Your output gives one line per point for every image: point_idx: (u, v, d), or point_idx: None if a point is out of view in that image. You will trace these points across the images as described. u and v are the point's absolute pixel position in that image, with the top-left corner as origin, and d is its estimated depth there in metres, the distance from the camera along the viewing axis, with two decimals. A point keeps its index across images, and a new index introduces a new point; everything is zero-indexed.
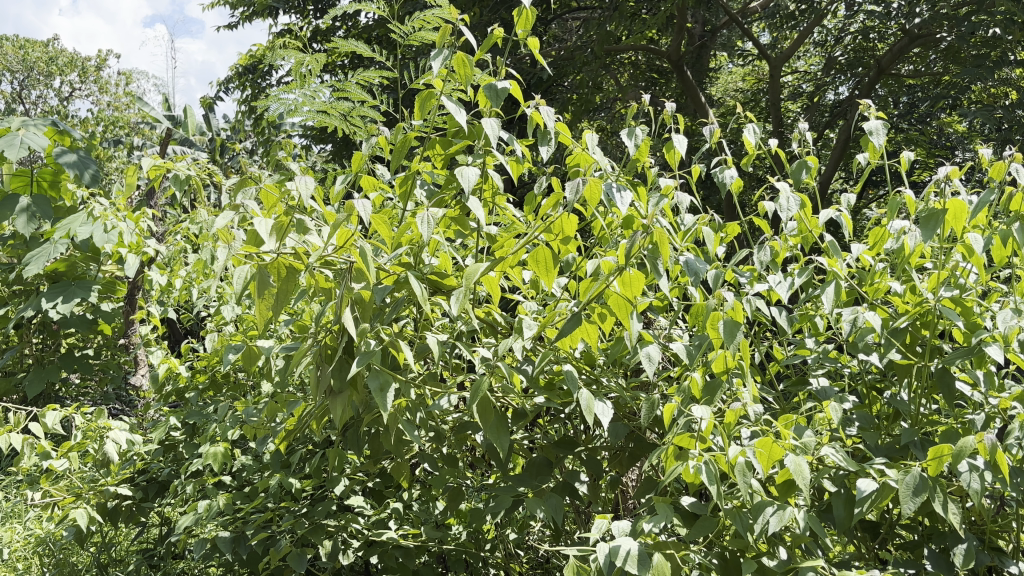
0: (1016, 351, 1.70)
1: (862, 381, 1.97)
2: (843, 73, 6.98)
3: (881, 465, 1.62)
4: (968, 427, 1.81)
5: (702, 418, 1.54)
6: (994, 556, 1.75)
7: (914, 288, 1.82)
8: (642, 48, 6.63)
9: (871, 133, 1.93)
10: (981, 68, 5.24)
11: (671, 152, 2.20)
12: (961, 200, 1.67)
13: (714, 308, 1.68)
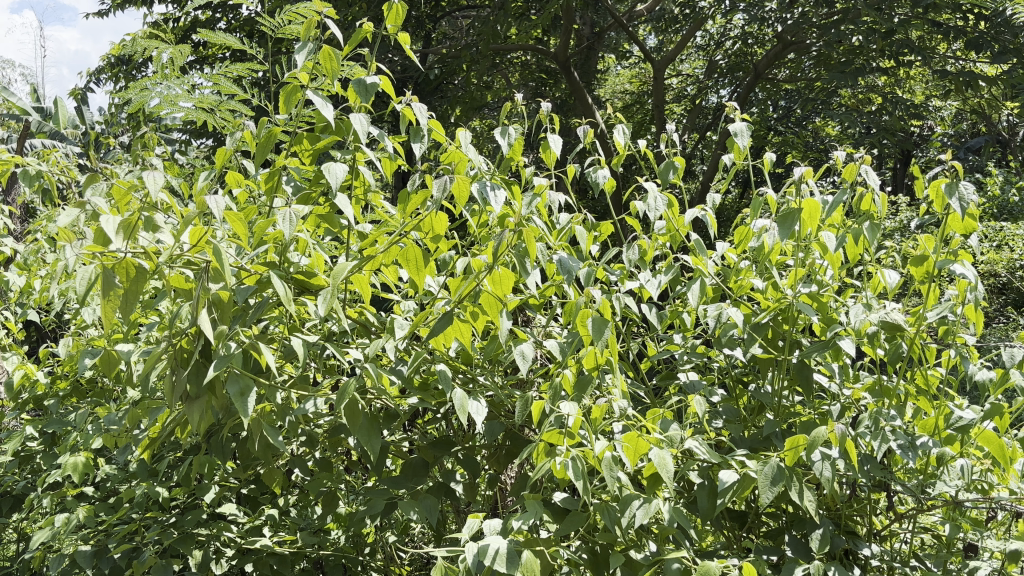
0: (866, 345, 1.80)
1: (729, 375, 2.04)
2: (724, 77, 7.22)
3: (742, 456, 1.68)
4: (825, 418, 1.89)
5: (570, 414, 1.56)
6: (849, 539, 1.84)
7: (774, 285, 1.89)
8: (530, 48, 6.69)
9: (735, 134, 1.99)
10: (847, 74, 5.50)
11: (547, 151, 2.21)
12: (815, 200, 1.75)
13: (583, 306, 1.69)
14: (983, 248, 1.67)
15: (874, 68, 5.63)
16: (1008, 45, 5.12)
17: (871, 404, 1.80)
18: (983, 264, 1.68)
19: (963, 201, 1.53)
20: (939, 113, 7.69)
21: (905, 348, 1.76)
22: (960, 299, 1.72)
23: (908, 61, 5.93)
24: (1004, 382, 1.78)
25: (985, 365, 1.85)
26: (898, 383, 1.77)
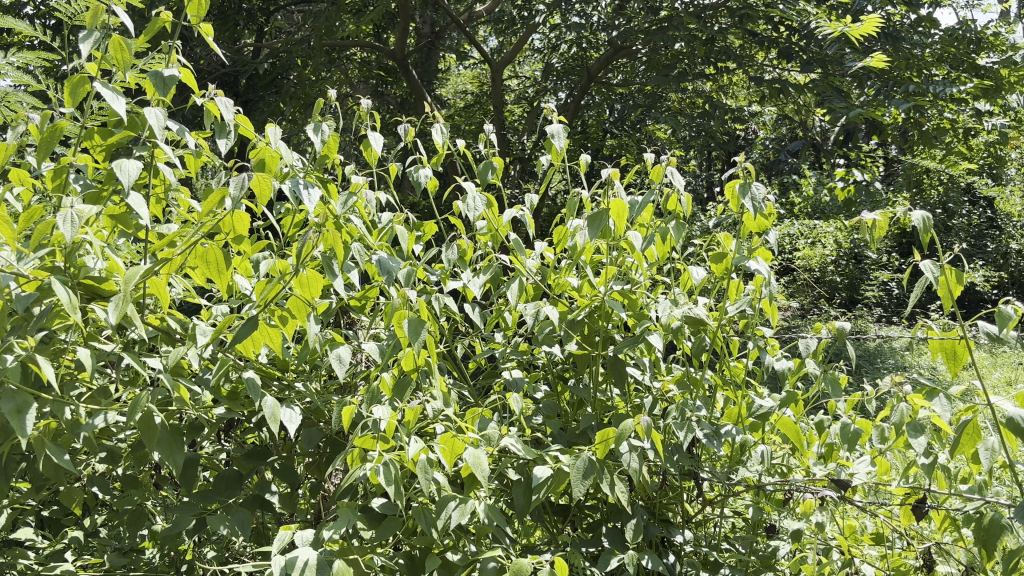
0: (674, 338, 1.87)
1: (551, 372, 2.07)
2: (560, 80, 7.37)
3: (556, 452, 1.71)
4: (640, 412, 1.95)
5: (382, 418, 1.53)
6: (662, 528, 1.91)
7: (590, 282, 1.93)
8: (367, 46, 6.59)
9: (552, 135, 2.02)
10: (668, 78, 5.69)
11: (368, 149, 2.16)
12: (623, 200, 1.81)
13: (397, 306, 1.67)
14: (776, 245, 1.77)
15: (696, 74, 5.92)
16: (814, 55, 5.52)
17: (679, 396, 1.88)
18: (777, 260, 1.78)
19: (755, 201, 1.62)
20: (759, 118, 8.17)
21: (709, 340, 1.85)
22: (757, 294, 1.83)
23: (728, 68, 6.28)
24: (799, 371, 1.90)
25: (782, 356, 1.97)
26: (703, 375, 1.86)
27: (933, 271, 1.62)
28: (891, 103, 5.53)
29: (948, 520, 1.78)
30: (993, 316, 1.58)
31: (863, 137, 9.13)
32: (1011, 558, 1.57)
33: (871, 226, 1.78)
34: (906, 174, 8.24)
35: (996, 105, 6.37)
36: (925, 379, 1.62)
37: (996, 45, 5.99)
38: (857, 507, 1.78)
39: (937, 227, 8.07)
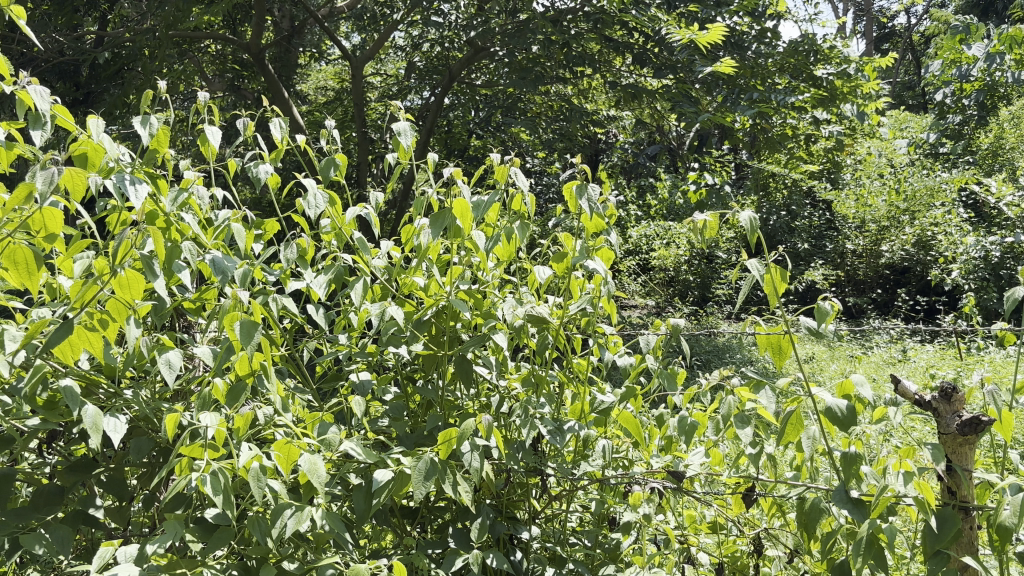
0: (518, 337, 1.88)
1: (399, 373, 2.03)
2: (422, 79, 7.34)
3: (398, 454, 1.68)
4: (486, 410, 1.96)
5: (209, 425, 1.46)
6: (509, 525, 1.92)
7: (435, 282, 1.91)
8: (221, 38, 6.34)
9: (398, 133, 1.99)
10: (526, 80, 5.78)
11: (205, 145, 2.06)
12: (465, 200, 1.81)
13: (230, 308, 1.60)
14: (616, 245, 1.85)
15: (553, 77, 6.02)
16: (664, 61, 5.72)
17: (524, 394, 1.89)
18: (617, 260, 1.85)
19: (591, 202, 1.68)
20: (618, 121, 8.39)
21: (551, 338, 1.88)
22: (598, 292, 1.87)
23: (584, 73, 6.42)
24: (640, 366, 1.95)
25: (625, 353, 2.02)
26: (546, 373, 1.88)
27: (758, 270, 1.70)
28: (735, 109, 5.79)
29: (774, 506, 1.88)
30: (813, 311, 1.67)
31: (715, 142, 9.53)
32: (829, 540, 1.68)
33: (703, 226, 1.91)
34: (754, 178, 8.66)
35: (832, 113, 6.78)
36: (752, 372, 1.70)
37: (831, 57, 6.37)
38: (692, 497, 1.86)
39: (781, 229, 8.52)
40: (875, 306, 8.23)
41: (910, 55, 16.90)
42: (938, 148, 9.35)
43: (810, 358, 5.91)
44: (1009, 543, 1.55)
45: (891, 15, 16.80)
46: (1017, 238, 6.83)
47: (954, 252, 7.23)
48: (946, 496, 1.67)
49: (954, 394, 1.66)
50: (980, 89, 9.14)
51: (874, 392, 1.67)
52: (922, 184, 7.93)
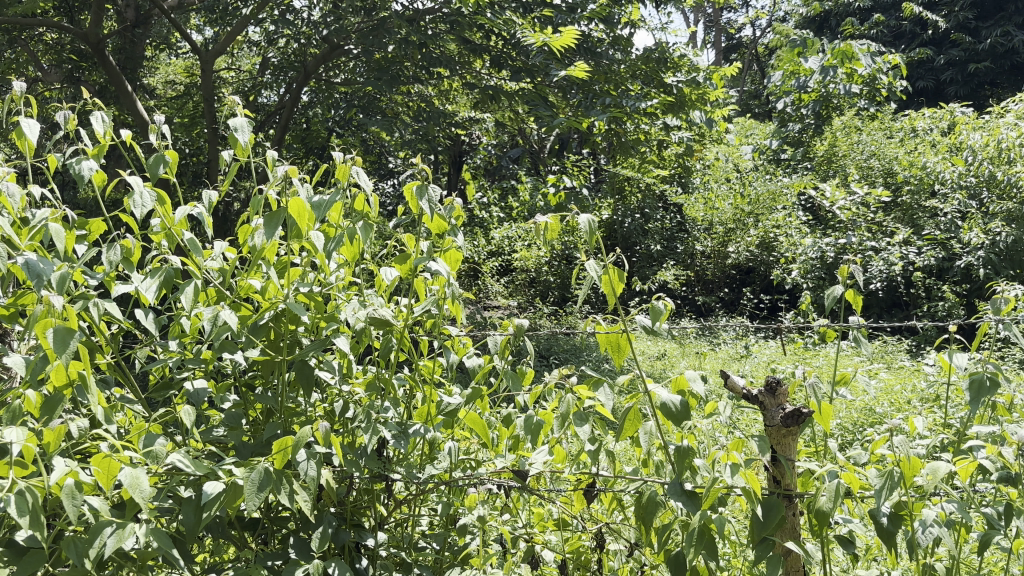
0: (360, 341, 1.84)
1: (238, 380, 1.94)
2: (278, 75, 7.12)
3: (231, 465, 1.61)
4: (329, 416, 1.91)
5: (15, 441, 1.34)
6: (354, 532, 1.88)
7: (273, 285, 1.84)
8: (56, 25, 5.94)
9: (235, 129, 1.90)
10: (382, 80, 5.68)
11: (19, 138, 1.90)
12: (303, 199, 1.75)
13: (42, 315, 1.50)
14: (462, 247, 1.84)
15: (411, 77, 6.01)
16: (521, 64, 5.84)
17: (367, 398, 1.85)
18: (463, 261, 1.85)
19: (431, 203, 1.67)
20: (480, 123, 8.40)
21: (395, 341, 1.85)
22: (443, 294, 1.85)
23: (443, 74, 6.43)
24: (487, 368, 1.95)
25: (473, 355, 2.01)
26: (390, 376, 1.85)
27: (596, 271, 1.74)
28: (589, 113, 5.94)
29: (614, 500, 1.93)
30: (648, 311, 1.72)
31: (574, 145, 9.72)
32: (664, 532, 1.74)
33: (543, 229, 2.00)
34: (611, 181, 8.87)
35: (681, 119, 7.03)
36: (591, 371, 1.74)
37: (680, 65, 6.64)
38: (537, 495, 1.88)
39: (635, 231, 8.66)
40: (723, 305, 8.63)
41: (756, 65, 17.82)
42: (780, 154, 9.90)
43: (663, 355, 6.12)
44: (826, 526, 1.65)
45: (737, 26, 17.61)
46: (849, 239, 7.34)
47: (794, 252, 7.67)
48: (772, 484, 1.76)
49: (779, 388, 1.75)
50: (816, 99, 9.74)
51: (706, 388, 1.74)
52: (765, 188, 8.36)
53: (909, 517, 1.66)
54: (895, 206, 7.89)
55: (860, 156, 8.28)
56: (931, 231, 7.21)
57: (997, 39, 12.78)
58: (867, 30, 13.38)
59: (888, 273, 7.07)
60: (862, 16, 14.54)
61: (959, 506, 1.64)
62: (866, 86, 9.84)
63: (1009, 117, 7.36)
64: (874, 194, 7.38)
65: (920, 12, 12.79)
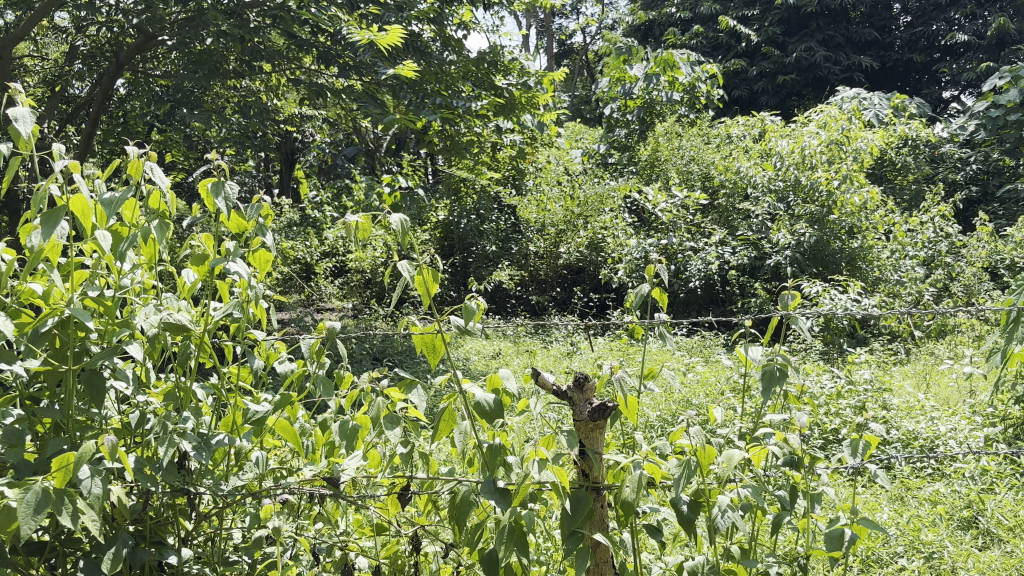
0: (157, 348, 1.73)
1: (19, 392, 1.77)
2: (87, 65, 6.64)
3: (5, 487, 1.47)
4: (124, 428, 1.78)
5: None
6: (156, 551, 1.76)
7: (57, 290, 1.69)
8: None
9: (16, 119, 1.72)
10: (198, 73, 5.35)
11: None
12: (84, 197, 1.62)
13: None
14: (271, 248, 1.78)
15: (232, 72, 5.79)
16: (349, 62, 5.70)
17: (164, 408, 1.75)
18: (271, 263, 1.77)
19: (227, 201, 1.60)
20: (311, 121, 8.18)
21: (195, 347, 1.76)
22: (246, 296, 1.78)
23: (268, 70, 6.22)
24: (299, 371, 1.88)
25: (285, 359, 1.94)
26: (189, 384, 1.75)
27: (409, 271, 1.71)
28: (420, 113, 5.92)
29: (429, 502, 1.92)
30: (459, 311, 1.73)
31: (409, 146, 9.64)
32: (476, 531, 1.74)
33: (354, 228, 1.94)
34: (445, 182, 8.84)
35: (512, 121, 7.15)
36: (403, 373, 1.72)
37: (511, 68, 6.81)
38: (351, 501, 1.84)
39: (471, 233, 8.68)
40: (555, 304, 8.94)
41: (585, 70, 18.32)
42: (607, 158, 10.21)
43: (496, 354, 6.16)
44: (630, 516, 1.71)
45: (567, 32, 18.03)
46: (670, 240, 7.73)
47: (620, 253, 7.94)
48: (581, 478, 1.81)
49: (586, 382, 1.79)
50: (641, 105, 10.14)
51: (519, 387, 1.75)
52: (592, 191, 8.58)
53: (706, 504, 1.74)
54: (712, 209, 8.36)
55: (680, 161, 8.66)
56: (744, 232, 7.67)
57: (801, 54, 13.76)
58: (687, 40, 14.10)
59: (705, 271, 7.48)
60: (683, 27, 15.26)
61: (750, 490, 1.73)
62: (686, 94, 10.35)
63: (811, 126, 7.97)
64: (693, 197, 7.79)
65: (734, 25, 13.58)
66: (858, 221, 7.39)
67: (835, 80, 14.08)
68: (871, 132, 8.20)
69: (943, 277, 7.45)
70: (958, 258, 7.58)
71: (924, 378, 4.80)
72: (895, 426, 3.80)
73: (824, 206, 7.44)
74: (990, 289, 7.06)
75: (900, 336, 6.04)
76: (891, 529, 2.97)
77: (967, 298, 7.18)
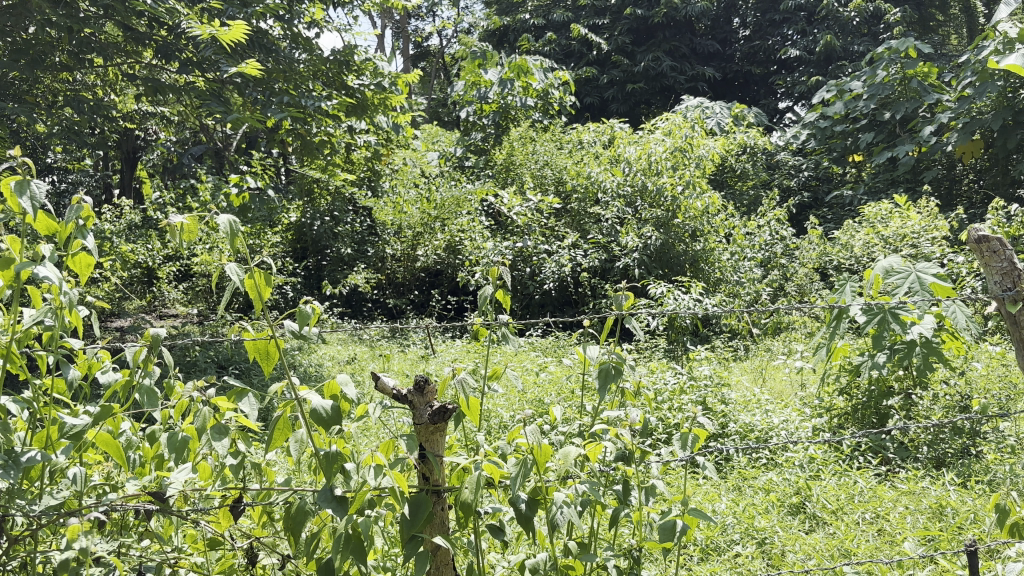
0: None
1: None
2: None
3: None
4: None
5: None
6: None
7: None
8: None
9: None
10: (20, 65, 4.99)
11: None
12: None
13: None
14: (91, 251, 1.68)
15: (59, 64, 5.46)
16: (190, 57, 5.49)
17: None
18: (91, 268, 1.68)
19: (34, 200, 1.51)
20: (151, 118, 7.78)
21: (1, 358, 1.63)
22: (62, 303, 1.67)
23: (101, 63, 5.89)
24: (123, 381, 1.79)
25: (108, 368, 1.85)
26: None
27: (240, 274, 1.66)
28: (267, 112, 5.77)
29: (266, 514, 1.87)
30: (293, 316, 1.70)
31: (260, 145, 9.37)
32: (314, 540, 1.70)
33: (181, 230, 1.88)
34: (298, 183, 8.64)
35: (365, 122, 7.09)
36: (234, 382, 1.66)
37: (364, 68, 6.76)
38: (181, 515, 1.76)
39: (324, 235, 8.52)
40: (413, 306, 8.92)
41: (442, 73, 18.36)
42: (464, 161, 10.26)
43: (351, 359, 6.07)
44: (469, 518, 1.71)
45: (423, 35, 18.01)
46: (525, 243, 7.84)
47: (477, 255, 7.92)
48: (422, 481, 1.80)
49: (426, 385, 1.77)
50: (496, 110, 10.25)
51: (357, 392, 1.72)
52: (449, 194, 8.44)
53: (543, 501, 1.77)
54: (564, 213, 8.51)
55: (534, 166, 8.77)
56: (595, 235, 7.90)
57: (649, 64, 14.29)
58: (541, 47, 14.38)
59: (559, 274, 7.63)
60: (537, 33, 15.56)
61: (585, 486, 1.76)
62: (540, 100, 10.58)
63: (657, 133, 8.31)
64: (546, 201, 7.94)
65: (585, 33, 13.97)
66: (700, 224, 7.78)
67: (680, 88, 14.70)
68: (712, 140, 8.64)
69: (778, 277, 7.93)
70: (792, 259, 8.07)
71: (760, 372, 5.10)
72: (733, 419, 4.00)
73: (669, 210, 7.77)
74: (819, 288, 7.56)
75: (739, 334, 6.38)
76: (727, 517, 3.12)
77: (799, 296, 7.66)
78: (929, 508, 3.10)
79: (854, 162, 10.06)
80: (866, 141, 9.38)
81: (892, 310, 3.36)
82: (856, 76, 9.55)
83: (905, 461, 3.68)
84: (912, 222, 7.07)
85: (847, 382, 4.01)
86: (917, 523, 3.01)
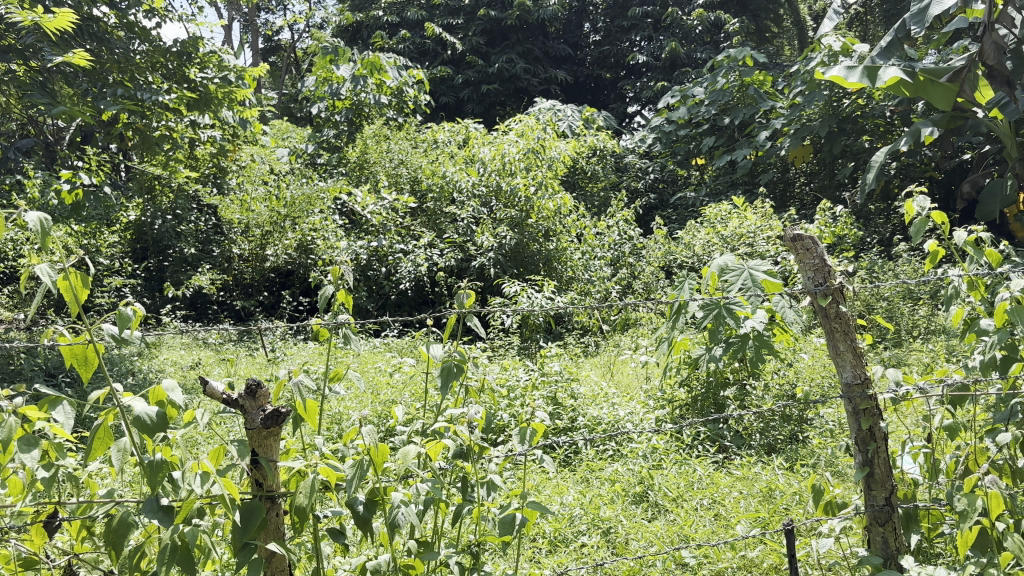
0: None
1: None
2: None
3: None
4: None
5: None
6: None
7: None
8: None
9: None
10: None
11: None
12: None
13: None
14: None
15: None
16: (9, 43, 5.13)
17: None
18: None
19: None
20: None
21: None
22: None
23: None
24: None
25: None
26: None
27: (52, 275, 1.56)
28: (100, 104, 5.46)
29: (84, 529, 1.76)
30: (113, 320, 1.62)
31: (95, 139, 8.85)
32: (136, 554, 1.61)
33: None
34: (137, 179, 8.21)
35: (209, 117, 6.84)
36: (46, 390, 1.56)
37: (207, 61, 6.53)
38: None
39: (166, 234, 8.19)
40: (262, 308, 8.69)
41: (293, 68, 17.91)
42: (315, 158, 10.04)
43: (195, 364, 5.82)
44: (305, 523, 1.68)
45: (273, 29, 17.50)
46: (380, 242, 7.78)
47: (330, 255, 7.77)
48: (255, 487, 1.74)
49: (259, 388, 1.71)
50: (348, 106, 10.06)
51: (183, 397, 1.66)
52: (300, 192, 8.17)
53: (382, 502, 1.75)
54: (419, 212, 8.46)
55: (389, 164, 8.68)
56: (450, 235, 7.93)
57: (503, 65, 14.47)
58: (394, 44, 14.28)
59: (415, 274, 7.61)
60: (391, 30, 15.43)
61: (424, 485, 1.76)
62: (394, 98, 10.49)
63: (510, 134, 8.43)
64: (401, 200, 7.89)
65: (439, 32, 13.97)
66: (552, 225, 7.96)
67: (534, 91, 14.96)
68: (563, 142, 8.84)
69: (626, 275, 8.20)
70: (639, 258, 8.37)
71: (607, 367, 5.25)
72: (582, 412, 4.13)
73: (523, 211, 7.91)
74: (665, 286, 7.87)
75: (589, 331, 6.56)
76: (572, 508, 3.21)
77: (646, 294, 7.95)
78: (760, 492, 3.29)
79: (697, 165, 10.54)
80: (708, 146, 9.85)
81: (726, 305, 3.52)
82: (698, 82, 10.05)
83: (740, 448, 3.89)
84: (749, 222, 7.49)
85: (687, 375, 4.20)
86: (750, 506, 3.18)
